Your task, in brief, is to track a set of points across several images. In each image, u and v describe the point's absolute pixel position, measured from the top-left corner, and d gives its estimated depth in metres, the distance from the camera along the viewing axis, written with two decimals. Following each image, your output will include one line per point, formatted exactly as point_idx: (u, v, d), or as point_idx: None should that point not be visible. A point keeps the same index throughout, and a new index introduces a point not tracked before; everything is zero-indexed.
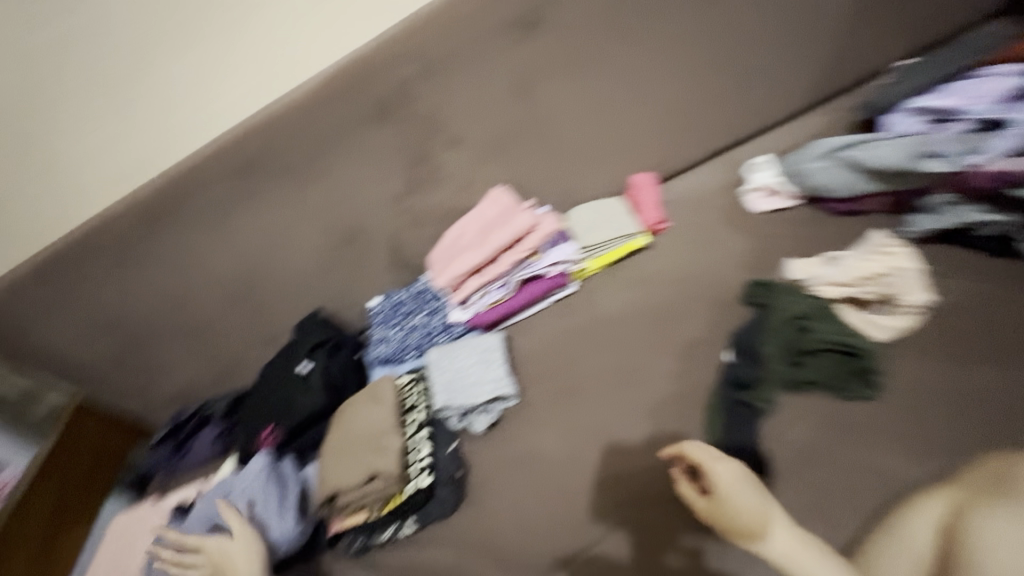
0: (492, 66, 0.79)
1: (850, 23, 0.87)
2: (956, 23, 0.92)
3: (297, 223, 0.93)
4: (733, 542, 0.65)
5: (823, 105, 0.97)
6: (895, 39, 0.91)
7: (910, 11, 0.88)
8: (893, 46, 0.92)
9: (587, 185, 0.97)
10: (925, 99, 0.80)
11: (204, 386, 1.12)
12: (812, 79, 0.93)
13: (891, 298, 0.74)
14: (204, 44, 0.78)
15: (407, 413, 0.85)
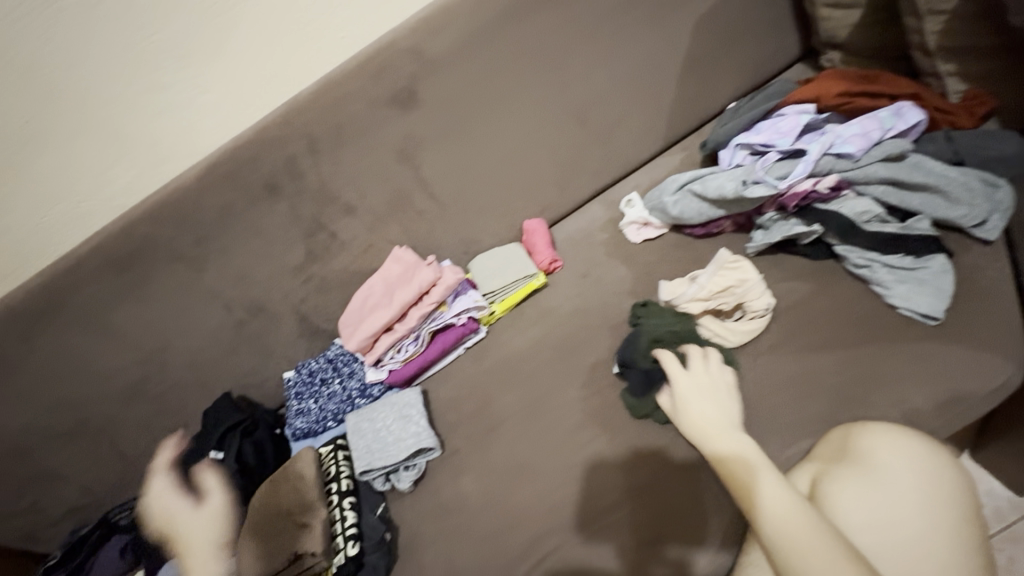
0: (375, 139, 0.85)
1: (687, 77, 1.03)
2: (772, 71, 1.10)
3: (194, 307, 0.90)
4: (644, 551, 0.70)
5: (680, 145, 1.11)
6: (726, 87, 1.07)
7: (734, 63, 1.05)
8: (725, 93, 1.08)
9: (483, 235, 1.04)
10: (758, 125, 0.84)
11: (107, 487, 1.04)
12: (666, 125, 1.07)
13: (745, 306, 0.75)
14: (100, 137, 0.86)
15: (330, 484, 0.83)
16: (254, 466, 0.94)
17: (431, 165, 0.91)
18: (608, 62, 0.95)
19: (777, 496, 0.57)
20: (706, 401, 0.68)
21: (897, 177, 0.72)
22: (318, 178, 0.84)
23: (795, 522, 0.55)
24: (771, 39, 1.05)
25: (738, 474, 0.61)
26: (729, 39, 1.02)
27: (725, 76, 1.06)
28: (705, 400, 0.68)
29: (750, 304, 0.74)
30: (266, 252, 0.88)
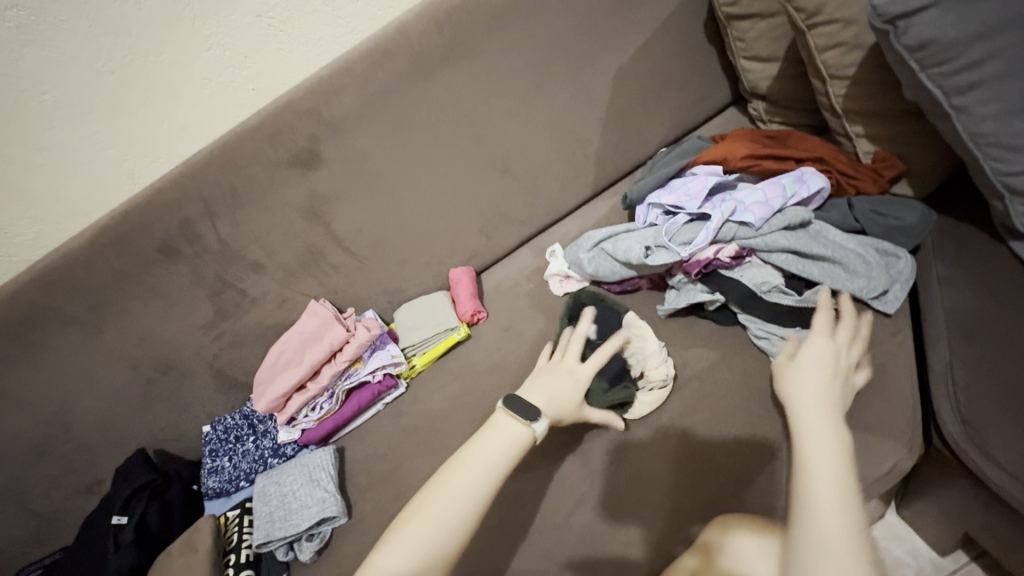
0: (278, 197, 0.83)
1: (612, 126, 1.01)
2: (701, 118, 1.10)
3: (97, 366, 0.88)
4: None
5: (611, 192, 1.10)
6: (653, 134, 1.07)
7: (660, 113, 1.04)
8: (653, 141, 1.08)
9: (406, 285, 1.02)
10: (666, 186, 0.85)
11: (18, 547, 1.01)
12: (593, 173, 1.05)
13: (645, 376, 0.79)
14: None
15: (230, 554, 0.81)
16: (158, 531, 0.90)
17: (342, 220, 0.89)
18: (527, 113, 0.94)
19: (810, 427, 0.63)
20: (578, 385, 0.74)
21: (796, 247, 0.76)
22: (218, 238, 0.83)
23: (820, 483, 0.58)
24: (696, 87, 1.05)
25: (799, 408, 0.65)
26: (653, 88, 1.01)
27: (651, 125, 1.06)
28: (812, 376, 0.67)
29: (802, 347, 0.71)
30: (169, 311, 0.86)
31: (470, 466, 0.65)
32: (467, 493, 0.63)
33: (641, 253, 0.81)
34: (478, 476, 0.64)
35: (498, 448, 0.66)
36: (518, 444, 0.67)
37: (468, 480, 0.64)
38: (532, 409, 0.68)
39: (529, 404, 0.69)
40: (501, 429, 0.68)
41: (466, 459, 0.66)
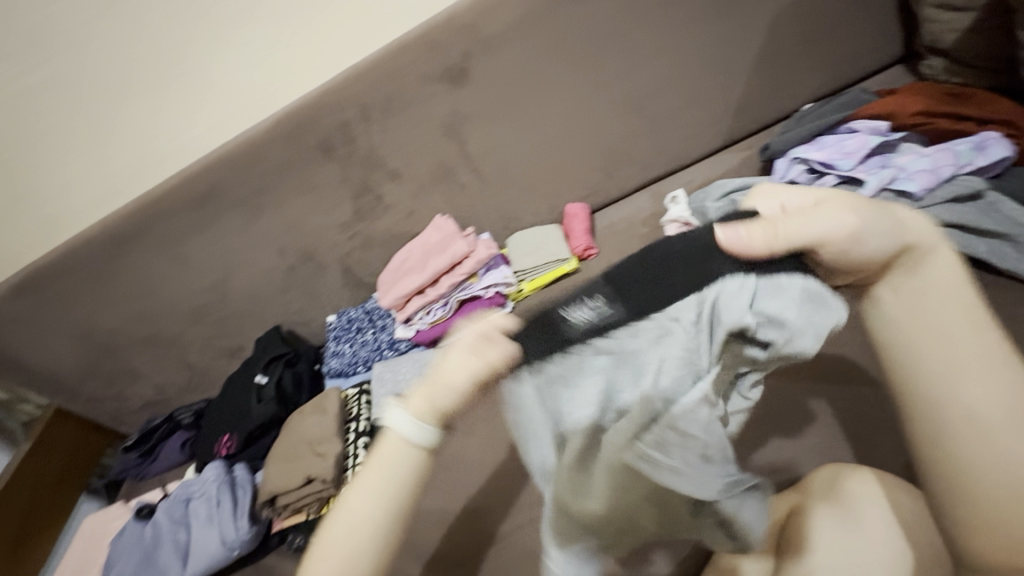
0: (426, 109, 0.88)
1: (757, 74, 0.97)
2: (854, 75, 1.02)
3: (254, 247, 1.00)
4: None
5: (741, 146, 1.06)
6: (799, 88, 1.00)
7: (812, 64, 0.98)
8: (796, 97, 1.02)
9: (523, 213, 1.06)
10: (812, 145, 0.82)
11: (175, 391, 1.22)
12: (726, 122, 1.02)
13: None
14: (171, 84, 0.85)
15: (350, 423, 0.92)
16: (291, 395, 1.05)
17: (476, 140, 0.94)
18: (671, 50, 0.91)
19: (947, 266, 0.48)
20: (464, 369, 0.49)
21: (962, 222, 0.70)
22: (368, 142, 0.90)
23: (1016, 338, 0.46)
24: (856, 40, 0.97)
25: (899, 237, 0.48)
26: (811, 36, 0.95)
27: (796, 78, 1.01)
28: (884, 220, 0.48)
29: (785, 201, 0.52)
30: (316, 206, 0.96)
31: (391, 476, 0.47)
32: (386, 494, 0.47)
33: None
34: (404, 475, 0.47)
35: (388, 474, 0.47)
36: (405, 459, 0.48)
37: (374, 494, 0.46)
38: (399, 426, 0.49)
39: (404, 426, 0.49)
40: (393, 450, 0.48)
41: (379, 467, 0.48)
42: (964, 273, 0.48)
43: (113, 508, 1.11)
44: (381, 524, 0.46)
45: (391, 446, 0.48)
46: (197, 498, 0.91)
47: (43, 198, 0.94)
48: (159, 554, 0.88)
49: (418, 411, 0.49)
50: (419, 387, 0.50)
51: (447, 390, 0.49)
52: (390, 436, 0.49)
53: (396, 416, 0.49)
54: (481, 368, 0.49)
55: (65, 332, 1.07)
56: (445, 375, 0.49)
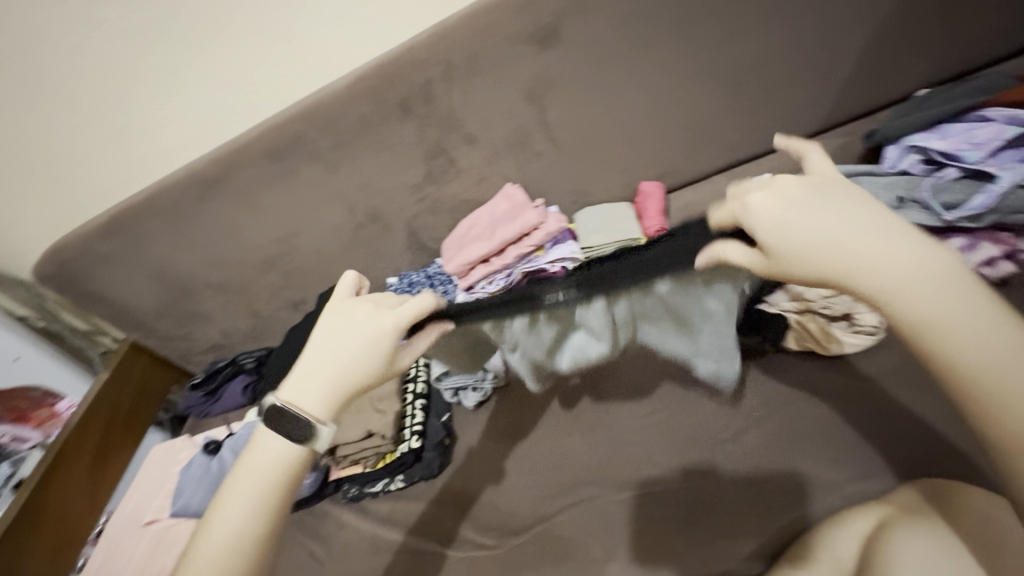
0: (510, 73, 0.86)
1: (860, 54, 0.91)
2: (967, 61, 0.94)
3: (325, 203, 1.02)
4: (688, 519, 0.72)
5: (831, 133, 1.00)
6: (902, 72, 0.94)
7: (922, 46, 0.91)
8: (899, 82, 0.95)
9: (594, 188, 1.03)
10: (936, 133, 0.80)
11: (240, 336, 1.28)
12: (817, 104, 0.96)
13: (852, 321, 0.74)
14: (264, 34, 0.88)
15: (408, 384, 0.93)
16: None
17: (556, 108, 0.91)
18: (774, 21, 0.85)
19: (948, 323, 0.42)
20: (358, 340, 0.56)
21: None
22: (448, 103, 0.88)
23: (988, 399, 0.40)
24: (978, 21, 0.89)
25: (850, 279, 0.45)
26: (929, 14, 0.87)
27: (906, 60, 0.93)
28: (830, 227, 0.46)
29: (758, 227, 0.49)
30: (390, 166, 0.96)
31: (245, 492, 0.51)
32: (236, 522, 0.51)
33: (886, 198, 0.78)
34: (248, 496, 0.51)
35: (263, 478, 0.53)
36: (274, 472, 0.53)
37: (236, 512, 0.51)
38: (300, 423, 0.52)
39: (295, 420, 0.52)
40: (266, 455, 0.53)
41: (235, 486, 0.52)
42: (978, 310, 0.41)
43: (179, 441, 1.18)
44: (244, 547, 0.50)
45: (253, 461, 0.53)
46: (261, 440, 0.95)
47: (131, 141, 0.99)
48: (224, 489, 0.93)
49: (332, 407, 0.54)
50: (304, 385, 0.55)
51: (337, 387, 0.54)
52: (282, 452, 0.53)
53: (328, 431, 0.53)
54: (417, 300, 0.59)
55: (145, 271, 1.12)
56: (315, 380, 0.55)
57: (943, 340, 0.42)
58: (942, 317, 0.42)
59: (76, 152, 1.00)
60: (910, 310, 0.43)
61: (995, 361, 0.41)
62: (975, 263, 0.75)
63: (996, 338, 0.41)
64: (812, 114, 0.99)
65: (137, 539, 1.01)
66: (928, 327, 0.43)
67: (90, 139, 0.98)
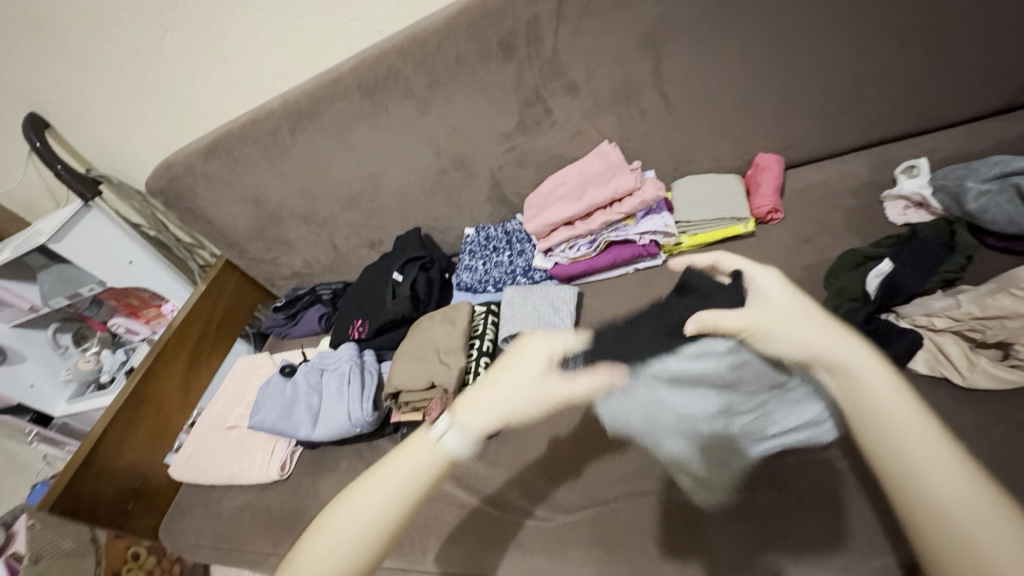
0: (628, 15, 0.76)
1: None
2: None
3: (412, 144, 0.99)
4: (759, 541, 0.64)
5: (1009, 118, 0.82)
6: None
7: None
8: None
9: (701, 156, 0.93)
10: None
11: (321, 268, 1.33)
12: (996, 80, 0.79)
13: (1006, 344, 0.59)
14: None
15: (474, 339, 0.92)
16: (423, 298, 1.07)
17: (673, 59, 0.81)
18: None
19: (905, 429, 0.51)
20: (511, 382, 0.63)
21: None
22: (553, 45, 0.80)
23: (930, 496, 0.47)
24: None
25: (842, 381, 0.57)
26: None
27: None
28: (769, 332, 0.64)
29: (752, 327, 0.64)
30: (482, 110, 0.91)
31: (398, 475, 0.55)
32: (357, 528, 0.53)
33: None
34: (389, 504, 0.54)
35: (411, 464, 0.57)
36: (430, 462, 0.56)
37: (366, 518, 0.53)
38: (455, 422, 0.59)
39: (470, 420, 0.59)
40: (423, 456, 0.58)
41: (396, 466, 0.56)
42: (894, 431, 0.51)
43: (260, 356, 1.27)
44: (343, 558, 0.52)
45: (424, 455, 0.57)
46: (332, 370, 1.00)
47: (239, 64, 1.02)
48: (295, 409, 0.98)
49: (482, 427, 0.58)
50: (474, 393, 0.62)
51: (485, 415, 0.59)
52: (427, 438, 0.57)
53: (451, 432, 0.57)
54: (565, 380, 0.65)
55: (241, 195, 1.17)
56: (489, 389, 0.61)
57: (889, 438, 0.51)
58: (916, 432, 0.50)
59: (191, 71, 1.03)
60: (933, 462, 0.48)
61: (932, 455, 0.49)
62: None
63: (943, 451, 0.49)
64: (994, 89, 0.80)
65: (220, 439, 1.12)
66: (876, 422, 0.52)
67: (203, 60, 1.01)
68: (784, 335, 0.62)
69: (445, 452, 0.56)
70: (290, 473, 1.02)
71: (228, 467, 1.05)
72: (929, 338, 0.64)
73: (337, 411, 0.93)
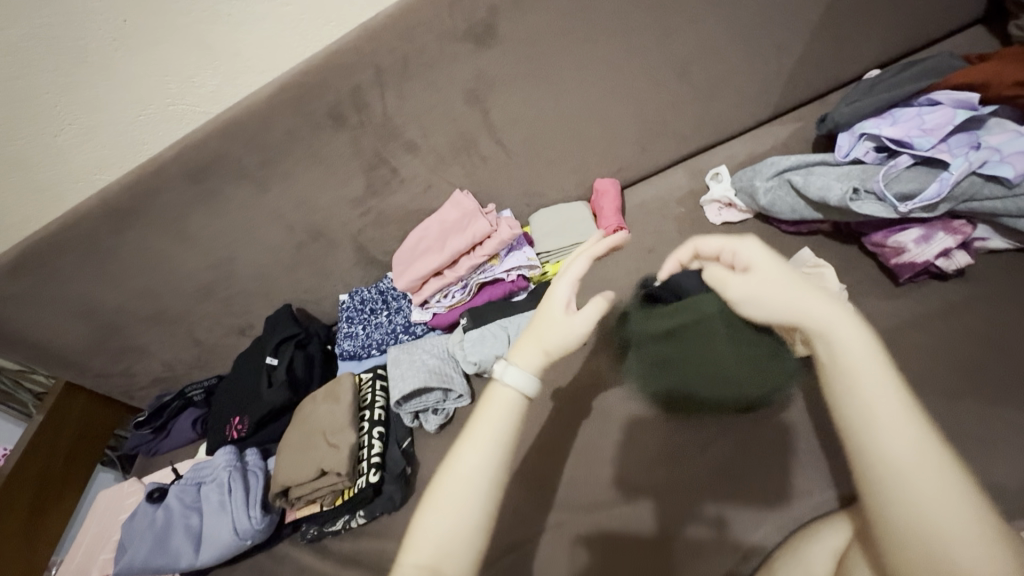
0: (449, 76, 0.81)
1: (801, 43, 0.90)
2: (897, 49, 0.95)
3: (261, 222, 0.94)
4: None
5: (776, 125, 1.00)
6: (840, 62, 0.94)
7: (859, 37, 0.91)
8: (836, 71, 0.95)
9: (548, 190, 1.00)
10: (896, 112, 0.74)
11: (186, 367, 1.20)
12: (761, 96, 0.96)
13: None
14: (173, 40, 0.80)
15: (364, 410, 0.88)
16: (304, 378, 1.01)
17: (500, 108, 0.86)
18: (720, 11, 0.83)
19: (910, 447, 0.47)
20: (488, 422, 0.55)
21: (999, 175, 0.64)
22: (383, 110, 0.82)
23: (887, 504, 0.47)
24: (908, 8, 0.90)
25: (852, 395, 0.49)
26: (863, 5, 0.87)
27: (853, 41, 0.91)
28: (773, 291, 0.54)
29: (739, 253, 0.57)
30: (327, 180, 0.89)
31: (479, 444, 0.54)
32: (478, 483, 0.53)
33: (822, 193, 0.73)
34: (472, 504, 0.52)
35: (490, 421, 0.56)
36: (504, 408, 0.56)
37: (486, 457, 0.54)
38: (506, 369, 0.58)
39: (510, 364, 0.58)
40: (492, 400, 0.57)
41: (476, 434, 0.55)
42: (891, 407, 0.48)
43: (126, 483, 1.10)
44: (490, 478, 0.53)
45: (493, 400, 0.57)
46: (209, 481, 0.89)
47: (41, 166, 0.90)
48: (172, 537, 0.86)
49: (536, 367, 0.59)
50: (485, 415, 0.56)
51: (534, 351, 0.59)
52: (495, 387, 0.57)
53: (509, 370, 0.57)
54: (526, 333, 0.61)
55: (67, 308, 1.02)
56: (530, 337, 0.61)
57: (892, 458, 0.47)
58: (895, 421, 0.48)
59: None
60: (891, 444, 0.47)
61: (936, 511, 0.45)
62: (933, 255, 0.68)
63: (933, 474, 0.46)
64: (763, 100, 0.96)
65: None
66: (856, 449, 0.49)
67: None
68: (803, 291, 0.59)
69: (515, 395, 0.57)
70: None
71: None
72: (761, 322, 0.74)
73: (222, 526, 0.83)
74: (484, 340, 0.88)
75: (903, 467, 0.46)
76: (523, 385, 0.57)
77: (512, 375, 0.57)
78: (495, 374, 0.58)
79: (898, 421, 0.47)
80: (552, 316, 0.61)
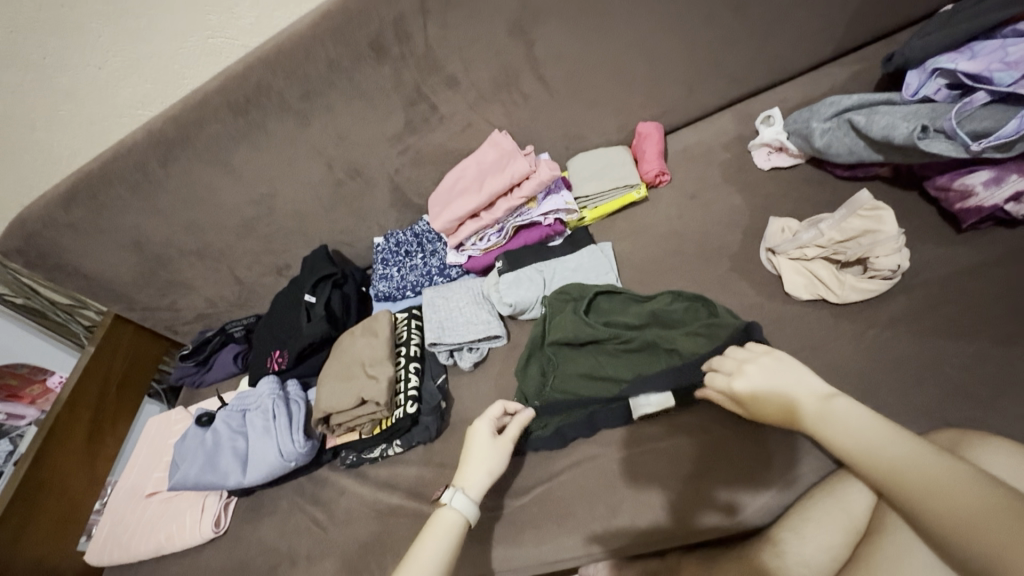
0: (494, 6, 0.78)
1: None
2: None
3: (301, 159, 0.94)
4: (695, 473, 0.70)
5: (834, 66, 0.94)
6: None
7: None
8: (907, 6, 0.88)
9: (588, 132, 0.97)
10: (976, 46, 0.69)
11: (227, 304, 1.24)
12: (821, 33, 0.90)
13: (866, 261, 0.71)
14: None
15: (400, 346, 0.90)
16: (341, 316, 1.03)
17: (545, 41, 0.83)
18: None
19: (945, 482, 0.50)
20: (435, 543, 0.64)
21: None
22: (425, 40, 0.80)
23: (932, 511, 0.50)
24: None
25: (895, 469, 0.54)
26: None
27: None
28: (781, 377, 0.64)
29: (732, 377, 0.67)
30: (367, 115, 0.89)
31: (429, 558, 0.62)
32: None
33: (885, 132, 0.70)
34: None
35: (439, 538, 0.64)
36: (452, 531, 0.65)
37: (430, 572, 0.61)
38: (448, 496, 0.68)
39: (452, 490, 0.68)
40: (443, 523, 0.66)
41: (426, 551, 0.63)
42: (868, 426, 0.57)
43: (173, 411, 1.16)
44: None
45: (441, 521, 0.66)
46: (253, 408, 0.93)
47: (87, 99, 0.89)
48: (217, 457, 0.91)
49: (479, 491, 0.69)
50: (435, 534, 0.65)
51: (477, 477, 0.70)
52: (444, 512, 0.67)
53: (455, 495, 0.68)
54: (465, 458, 0.72)
55: (117, 241, 1.05)
56: (470, 463, 0.71)
57: (892, 471, 0.54)
58: (925, 472, 0.52)
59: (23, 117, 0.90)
60: (903, 464, 0.54)
61: (960, 504, 0.49)
62: (1002, 200, 0.66)
63: (903, 451, 0.54)
64: (824, 38, 0.91)
65: (139, 509, 1.01)
66: (861, 464, 0.56)
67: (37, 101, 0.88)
68: (803, 389, 0.63)
69: (462, 519, 0.66)
70: (227, 528, 0.93)
71: (156, 535, 0.94)
72: (810, 268, 0.73)
73: (268, 449, 0.88)
74: (519, 282, 0.89)
75: (892, 465, 0.54)
76: (467, 509, 0.67)
77: (456, 498, 0.67)
78: (444, 500, 0.68)
79: (901, 450, 0.55)
80: (483, 451, 0.72)
